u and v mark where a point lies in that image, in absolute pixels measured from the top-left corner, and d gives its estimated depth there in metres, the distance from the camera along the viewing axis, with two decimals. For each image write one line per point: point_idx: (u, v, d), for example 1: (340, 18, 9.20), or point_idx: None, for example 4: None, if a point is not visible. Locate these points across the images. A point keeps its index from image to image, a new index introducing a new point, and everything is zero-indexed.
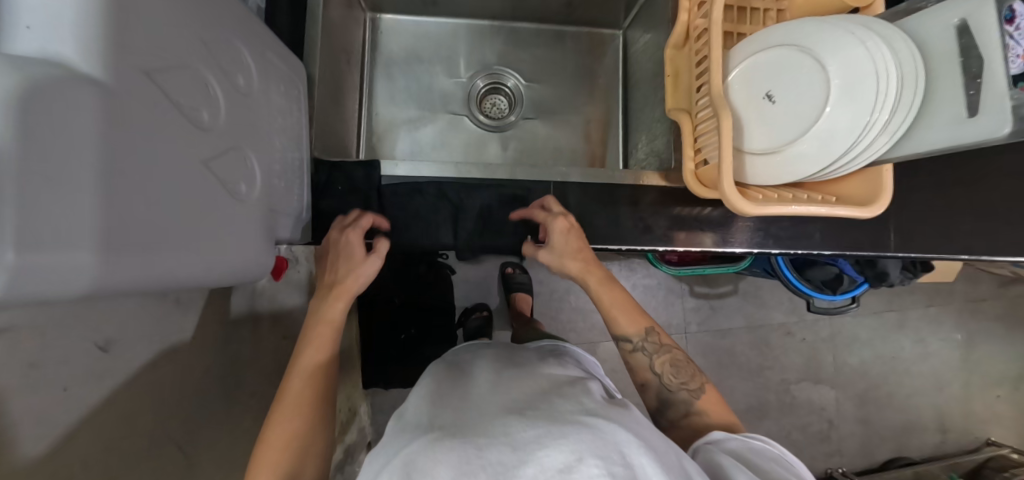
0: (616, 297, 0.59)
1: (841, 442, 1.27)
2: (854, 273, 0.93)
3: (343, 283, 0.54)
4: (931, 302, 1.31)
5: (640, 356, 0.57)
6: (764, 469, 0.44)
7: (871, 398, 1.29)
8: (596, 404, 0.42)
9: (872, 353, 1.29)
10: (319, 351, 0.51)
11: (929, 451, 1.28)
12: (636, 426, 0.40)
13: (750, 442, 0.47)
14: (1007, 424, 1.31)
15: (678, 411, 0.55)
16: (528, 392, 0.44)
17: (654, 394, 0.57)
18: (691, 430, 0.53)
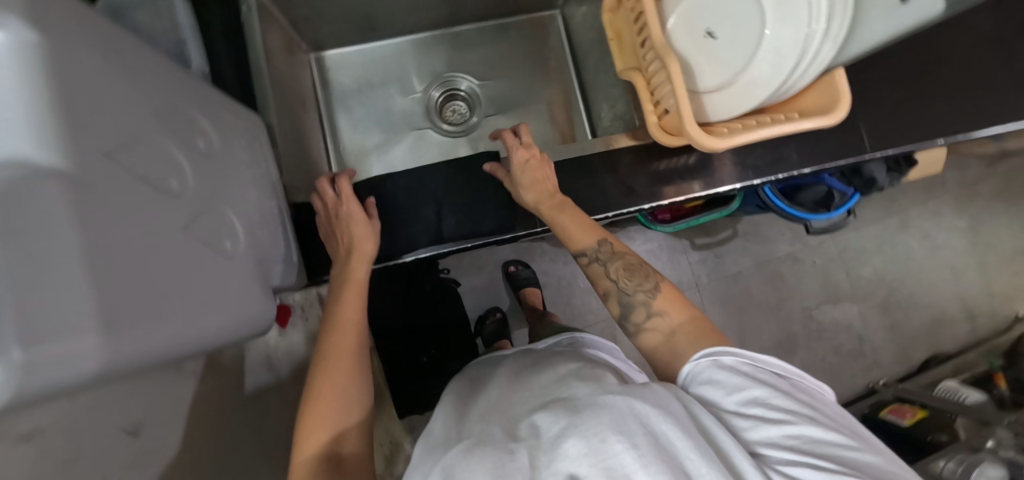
0: (567, 217, 0.61)
1: (876, 355, 1.27)
2: (842, 186, 0.94)
3: (351, 246, 0.58)
4: (927, 197, 1.32)
5: (597, 266, 0.58)
6: (745, 389, 0.42)
7: (894, 304, 1.29)
8: (611, 380, 0.42)
9: (883, 260, 1.29)
10: (348, 303, 0.55)
11: (964, 341, 1.29)
12: (655, 394, 0.40)
13: (721, 361, 0.44)
14: None
15: (638, 316, 0.53)
16: (545, 387, 0.44)
17: (613, 303, 0.56)
18: (655, 329, 0.52)
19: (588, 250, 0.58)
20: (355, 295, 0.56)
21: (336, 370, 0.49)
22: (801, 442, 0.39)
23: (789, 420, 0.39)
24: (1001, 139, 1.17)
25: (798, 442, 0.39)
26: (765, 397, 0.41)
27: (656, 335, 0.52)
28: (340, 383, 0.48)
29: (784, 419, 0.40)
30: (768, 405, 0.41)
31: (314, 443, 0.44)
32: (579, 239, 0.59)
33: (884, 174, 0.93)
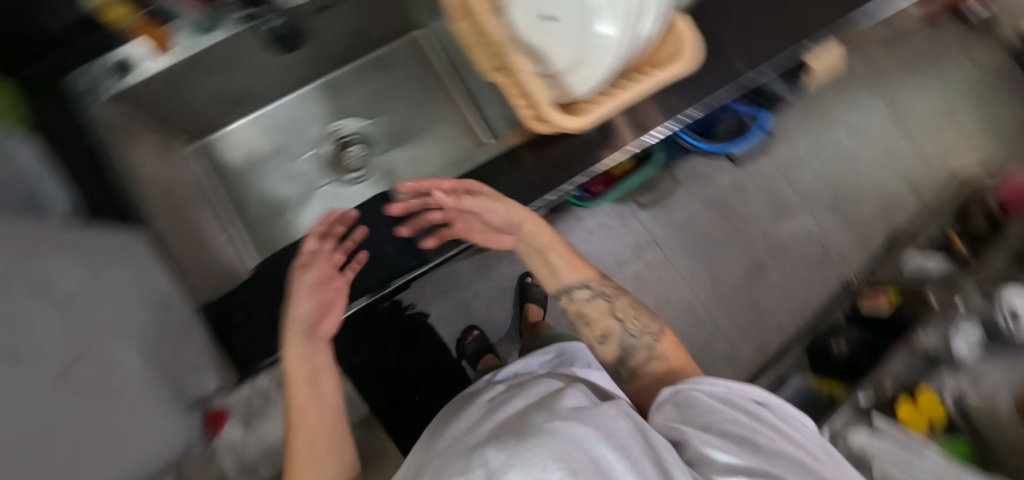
0: (556, 256, 0.67)
1: (842, 252, 1.30)
2: (746, 108, 0.97)
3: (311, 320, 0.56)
4: (839, 92, 1.36)
5: (600, 301, 0.66)
6: (713, 411, 0.49)
7: (843, 200, 1.32)
8: (558, 408, 0.43)
9: (820, 162, 1.33)
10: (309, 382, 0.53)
11: (914, 213, 1.33)
12: (600, 419, 0.41)
13: (697, 386, 0.52)
14: (962, 152, 1.37)
15: (636, 355, 0.63)
16: (498, 429, 0.44)
17: (609, 342, 0.65)
18: (650, 364, 0.62)
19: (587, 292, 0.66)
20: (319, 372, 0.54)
21: (308, 456, 0.49)
22: (752, 449, 0.44)
23: (749, 433, 0.45)
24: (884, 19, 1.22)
25: (753, 449, 0.44)
26: (729, 419, 0.47)
27: (652, 373, 0.62)
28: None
29: (744, 434, 0.45)
30: (733, 421, 0.47)
31: None
32: (573, 280, 0.66)
33: (785, 86, 0.95)
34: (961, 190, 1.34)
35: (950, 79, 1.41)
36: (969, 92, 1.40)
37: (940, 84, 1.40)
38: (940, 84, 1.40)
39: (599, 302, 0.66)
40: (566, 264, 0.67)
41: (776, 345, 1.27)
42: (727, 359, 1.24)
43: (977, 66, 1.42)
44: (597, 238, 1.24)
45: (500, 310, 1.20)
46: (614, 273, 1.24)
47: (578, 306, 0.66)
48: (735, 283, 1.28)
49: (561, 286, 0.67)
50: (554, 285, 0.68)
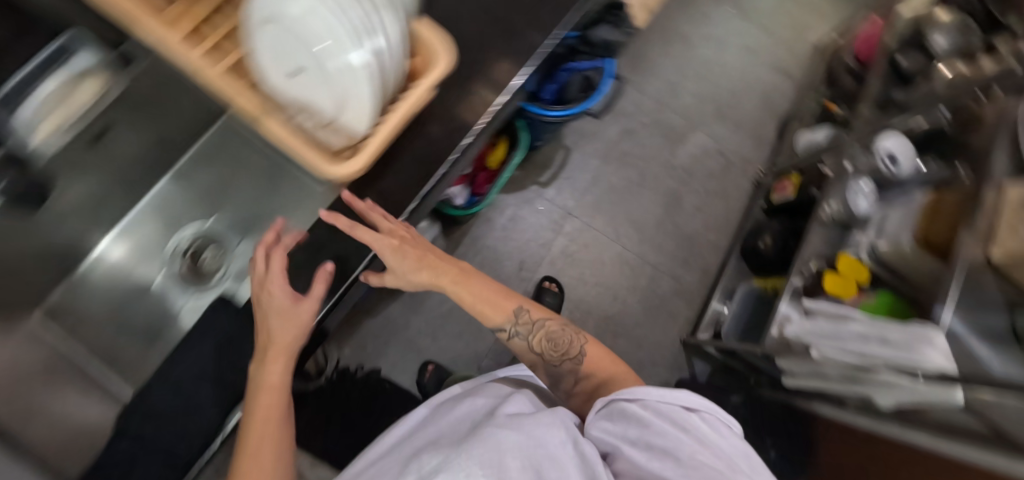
0: (479, 292, 0.66)
1: (744, 153, 1.37)
2: (588, 63, 0.98)
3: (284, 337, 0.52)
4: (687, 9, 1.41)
5: (517, 339, 0.66)
6: (641, 424, 0.44)
7: (726, 106, 1.38)
8: (495, 423, 0.46)
9: (695, 79, 1.38)
10: (270, 407, 0.51)
11: (794, 94, 1.42)
12: (533, 430, 0.45)
13: (629, 397, 0.48)
14: (811, 26, 1.45)
15: (565, 379, 0.65)
16: (434, 446, 0.48)
17: (538, 369, 0.67)
18: (575, 386, 0.63)
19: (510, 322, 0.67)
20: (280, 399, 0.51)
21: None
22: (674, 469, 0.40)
23: (675, 448, 0.41)
24: None
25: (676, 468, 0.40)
26: (659, 432, 0.43)
27: (578, 388, 0.63)
28: None
29: (671, 450, 0.41)
30: (662, 432, 0.43)
31: None
32: (499, 315, 0.67)
33: (615, 31, 0.96)
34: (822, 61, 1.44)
35: None
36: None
37: None
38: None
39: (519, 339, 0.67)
40: (480, 308, 0.67)
41: (714, 261, 1.31)
42: (677, 290, 1.29)
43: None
44: (516, 228, 1.24)
45: (446, 334, 1.19)
46: (546, 255, 1.24)
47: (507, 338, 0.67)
48: (657, 219, 1.30)
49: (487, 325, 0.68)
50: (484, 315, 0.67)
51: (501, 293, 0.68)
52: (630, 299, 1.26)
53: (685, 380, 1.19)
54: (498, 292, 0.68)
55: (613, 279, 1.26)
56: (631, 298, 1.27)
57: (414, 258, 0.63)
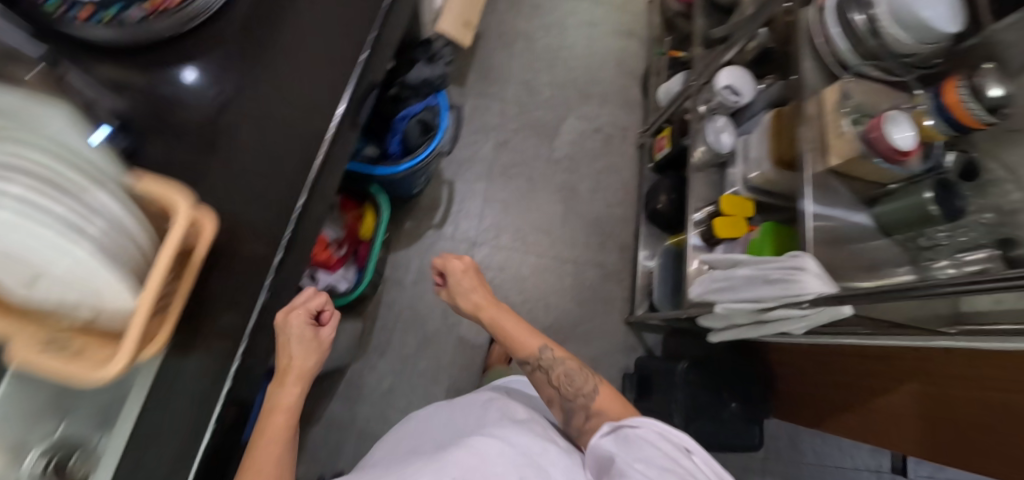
0: (510, 330, 0.78)
1: (619, 124, 1.40)
2: (418, 106, 0.97)
3: (302, 363, 0.66)
4: (518, 10, 1.45)
5: (539, 371, 0.74)
6: (641, 451, 0.51)
7: (585, 86, 1.42)
8: (485, 430, 0.62)
9: (547, 72, 1.41)
10: (282, 425, 0.61)
11: (645, 53, 1.48)
12: (508, 434, 0.61)
13: (634, 428, 0.54)
14: None
15: (577, 417, 0.70)
16: (435, 442, 0.68)
17: (556, 401, 0.73)
18: (585, 424, 0.68)
19: (533, 357, 0.75)
20: (288, 422, 0.61)
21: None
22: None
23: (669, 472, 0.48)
24: None
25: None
26: (657, 459, 0.50)
27: (590, 422, 0.68)
28: None
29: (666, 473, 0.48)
30: (661, 459, 0.50)
31: None
32: (525, 350, 0.76)
33: (434, 67, 0.97)
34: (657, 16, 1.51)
35: None
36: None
37: None
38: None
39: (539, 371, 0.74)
40: (512, 338, 0.78)
41: (628, 233, 1.32)
42: (604, 275, 1.29)
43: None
44: (428, 276, 1.21)
45: (396, 410, 1.14)
46: None
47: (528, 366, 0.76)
48: (561, 215, 1.30)
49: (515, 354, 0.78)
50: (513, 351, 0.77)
51: (535, 330, 0.78)
52: (563, 301, 1.25)
53: (640, 360, 1.18)
54: (534, 329, 0.78)
55: (541, 288, 1.25)
56: (563, 300, 1.26)
57: (470, 285, 0.84)
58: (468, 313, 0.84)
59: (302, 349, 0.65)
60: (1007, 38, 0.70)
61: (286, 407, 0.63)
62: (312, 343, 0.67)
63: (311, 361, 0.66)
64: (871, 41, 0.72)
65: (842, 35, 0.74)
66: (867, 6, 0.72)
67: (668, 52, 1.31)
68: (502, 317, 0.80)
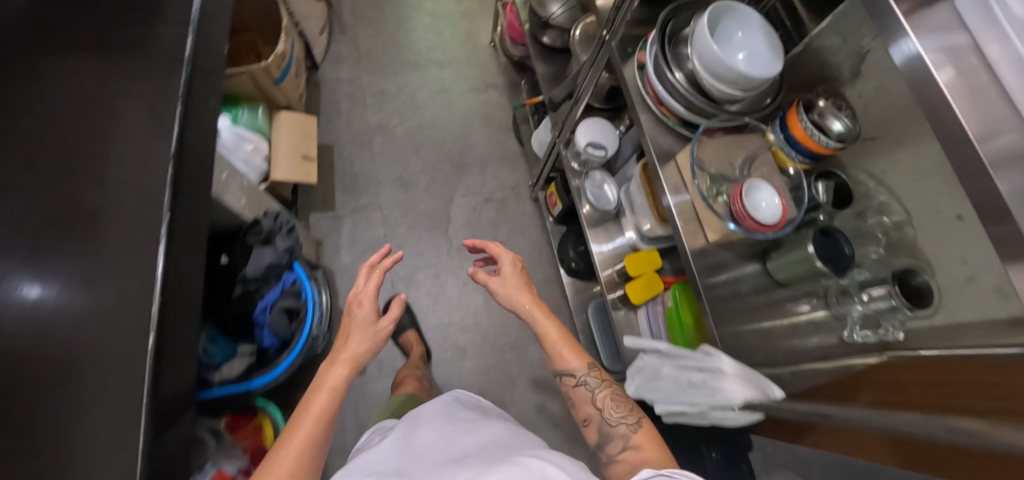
0: (556, 340, 0.75)
1: (507, 184, 1.36)
2: (274, 292, 0.83)
3: (355, 348, 0.69)
4: (366, 107, 1.39)
5: (582, 389, 0.71)
6: None
7: (461, 159, 1.37)
8: (530, 451, 0.61)
9: (416, 157, 1.35)
10: (324, 405, 0.62)
11: (508, 105, 1.45)
12: (555, 459, 0.59)
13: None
14: (476, 45, 1.51)
15: (611, 445, 0.66)
16: (478, 452, 0.62)
17: (593, 424, 0.69)
18: (623, 460, 0.63)
19: (583, 374, 0.72)
20: (332, 401, 0.62)
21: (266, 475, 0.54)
22: None
23: None
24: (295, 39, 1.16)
25: None
26: None
27: (625, 452, 0.63)
28: None
29: None
30: None
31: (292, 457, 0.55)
32: (566, 363, 0.73)
33: (276, 245, 0.83)
34: (508, 64, 1.49)
35: (413, 16, 1.53)
36: (433, 7, 1.55)
37: (412, 25, 1.51)
38: (411, 24, 1.51)
39: (585, 390, 0.71)
40: (561, 349, 0.74)
41: (556, 295, 1.27)
42: None
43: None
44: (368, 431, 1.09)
45: None
46: None
47: (573, 381, 0.72)
48: (483, 304, 1.24)
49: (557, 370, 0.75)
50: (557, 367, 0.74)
51: (577, 343, 0.76)
52: (517, 392, 1.18)
53: None
54: (577, 342, 0.76)
55: (490, 389, 1.17)
56: (517, 390, 1.18)
57: (519, 283, 0.81)
58: (519, 308, 0.79)
59: (365, 336, 0.72)
60: (830, 43, 0.67)
61: (335, 386, 0.64)
62: (368, 330, 0.72)
63: (364, 347, 0.70)
64: (703, 99, 0.65)
65: (674, 96, 0.67)
66: (684, 64, 0.66)
67: (527, 101, 1.29)
68: (548, 321, 0.77)
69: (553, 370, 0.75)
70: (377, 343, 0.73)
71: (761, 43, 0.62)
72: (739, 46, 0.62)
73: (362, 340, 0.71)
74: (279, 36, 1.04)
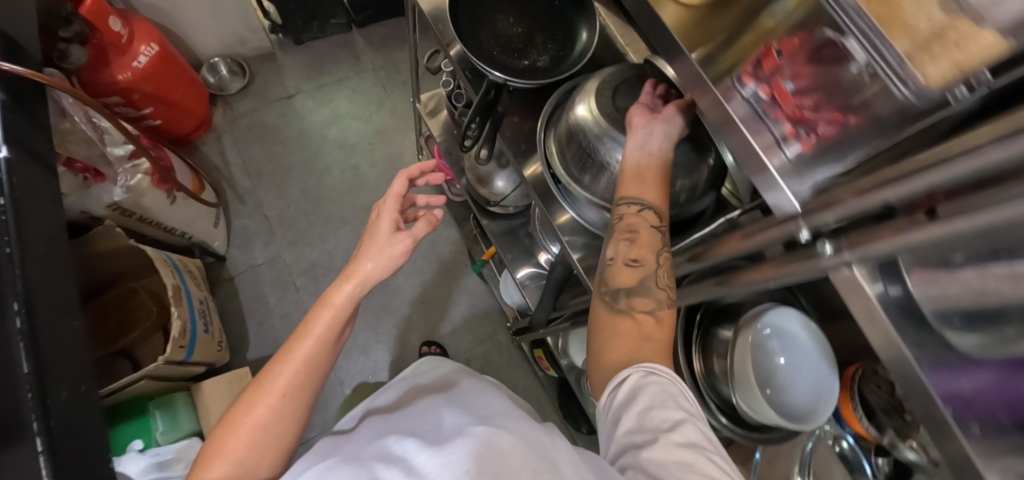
0: (648, 180, 0.48)
1: (483, 335, 1.23)
2: None
3: (370, 264, 0.55)
4: (296, 291, 1.16)
5: (652, 231, 0.48)
6: (664, 418, 0.37)
7: (425, 320, 1.22)
8: (503, 417, 0.40)
9: (379, 334, 1.19)
10: (324, 324, 0.50)
11: (460, 237, 1.28)
12: (521, 425, 0.39)
13: (649, 377, 0.40)
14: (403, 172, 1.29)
15: (641, 300, 0.47)
16: (458, 400, 0.45)
17: (638, 270, 0.48)
18: (638, 324, 0.46)
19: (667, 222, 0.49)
20: (334, 324, 0.51)
21: (250, 399, 0.45)
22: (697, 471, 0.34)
23: (697, 446, 0.36)
24: (174, 258, 0.90)
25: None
26: (685, 439, 0.36)
27: (646, 325, 0.46)
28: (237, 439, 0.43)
29: (693, 448, 0.36)
30: (687, 436, 0.36)
31: (284, 379, 0.47)
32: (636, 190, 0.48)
33: None
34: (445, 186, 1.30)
35: (319, 155, 1.27)
36: (339, 135, 1.30)
37: (321, 167, 1.26)
38: (321, 166, 1.27)
39: (648, 226, 0.48)
40: (649, 183, 0.48)
41: None
42: None
43: (315, 116, 1.31)
44: None
45: None
46: None
47: (658, 220, 0.48)
48: None
49: (620, 202, 0.49)
50: (636, 192, 0.48)
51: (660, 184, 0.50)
52: None
53: None
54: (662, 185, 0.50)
55: None
56: None
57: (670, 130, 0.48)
58: (647, 148, 0.48)
59: (382, 242, 0.57)
60: None
61: (340, 306, 0.52)
62: (385, 249, 0.56)
63: (375, 265, 0.55)
64: (725, 418, 0.54)
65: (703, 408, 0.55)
66: (712, 371, 0.55)
67: (484, 256, 1.12)
68: (659, 169, 0.48)
69: (632, 194, 0.48)
70: (400, 253, 0.57)
71: (815, 361, 0.51)
72: (784, 356, 0.51)
73: (387, 247, 0.57)
74: (171, 305, 0.82)
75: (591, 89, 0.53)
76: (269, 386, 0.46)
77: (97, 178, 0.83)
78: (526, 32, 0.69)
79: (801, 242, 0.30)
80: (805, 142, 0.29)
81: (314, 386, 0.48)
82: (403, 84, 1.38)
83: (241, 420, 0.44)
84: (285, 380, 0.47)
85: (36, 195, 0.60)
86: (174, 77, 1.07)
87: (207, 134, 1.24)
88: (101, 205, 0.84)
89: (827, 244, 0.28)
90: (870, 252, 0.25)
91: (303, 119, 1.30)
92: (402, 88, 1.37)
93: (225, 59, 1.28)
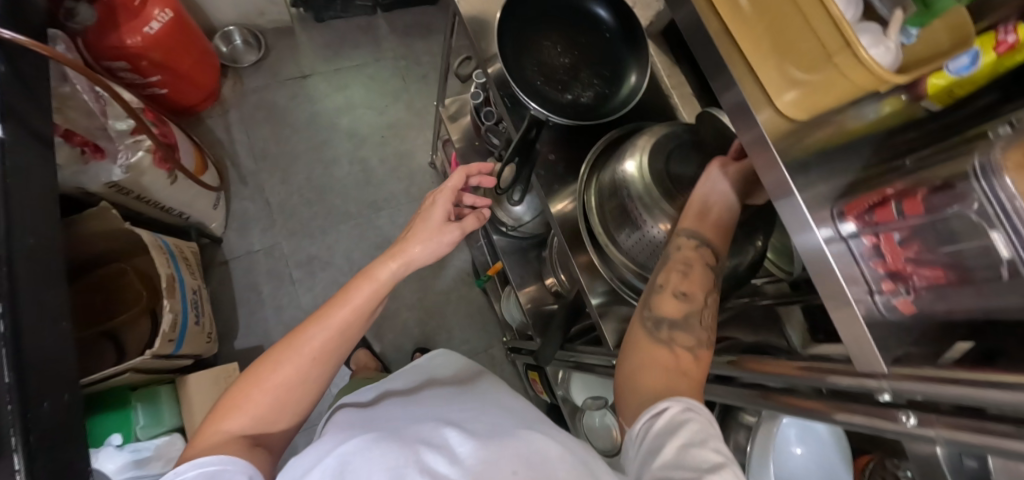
0: (712, 218, 0.46)
1: (478, 348, 1.21)
2: None
3: (416, 247, 0.55)
4: (292, 283, 1.12)
5: (706, 268, 0.47)
6: (703, 456, 0.32)
7: (420, 325, 1.20)
8: (542, 427, 0.42)
9: (372, 335, 1.17)
10: (362, 296, 0.51)
11: (465, 244, 1.25)
12: (561, 437, 0.41)
13: (689, 413, 0.37)
14: (413, 171, 1.25)
15: (683, 335, 0.45)
16: (484, 408, 0.45)
17: (685, 305, 0.46)
18: (676, 358, 0.45)
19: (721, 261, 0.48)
20: (371, 299, 0.51)
21: (281, 355, 0.46)
22: None
23: None
24: (168, 244, 0.85)
25: None
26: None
27: (683, 360, 0.44)
28: (265, 391, 0.45)
29: None
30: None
31: (317, 341, 0.47)
32: (695, 223, 0.46)
33: None
34: None
35: (329, 143, 1.22)
36: (351, 124, 1.25)
37: (330, 156, 1.22)
38: (329, 154, 1.22)
39: (704, 262, 0.47)
40: (713, 217, 0.46)
41: None
42: None
43: (329, 101, 1.25)
44: None
45: None
46: None
47: (712, 259, 0.47)
48: None
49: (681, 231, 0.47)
50: (694, 227, 0.46)
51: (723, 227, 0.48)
52: None
53: None
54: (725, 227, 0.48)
55: None
56: None
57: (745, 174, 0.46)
58: (720, 185, 0.46)
59: (431, 226, 0.56)
60: None
61: (381, 284, 0.52)
62: (429, 230, 0.56)
63: (421, 249, 0.54)
64: None
65: None
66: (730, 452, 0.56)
67: (489, 271, 1.10)
68: (726, 208, 0.46)
69: (692, 228, 0.46)
70: (448, 242, 0.57)
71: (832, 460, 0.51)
72: (799, 446, 0.50)
73: (434, 232, 0.56)
74: (164, 297, 0.78)
75: (644, 146, 0.50)
76: (302, 347, 0.47)
77: (95, 153, 0.78)
78: (574, 64, 0.65)
79: (880, 399, 0.30)
80: (903, 297, 0.27)
81: (340, 354, 0.50)
82: (423, 78, 1.32)
83: (270, 376, 0.45)
84: (317, 344, 0.47)
85: (28, 181, 0.55)
86: (186, 47, 1.00)
87: (214, 106, 1.18)
88: (98, 182, 0.79)
89: (909, 416, 0.28)
90: (960, 437, 0.24)
91: (315, 102, 1.24)
92: (422, 82, 1.32)
93: (241, 28, 1.22)
